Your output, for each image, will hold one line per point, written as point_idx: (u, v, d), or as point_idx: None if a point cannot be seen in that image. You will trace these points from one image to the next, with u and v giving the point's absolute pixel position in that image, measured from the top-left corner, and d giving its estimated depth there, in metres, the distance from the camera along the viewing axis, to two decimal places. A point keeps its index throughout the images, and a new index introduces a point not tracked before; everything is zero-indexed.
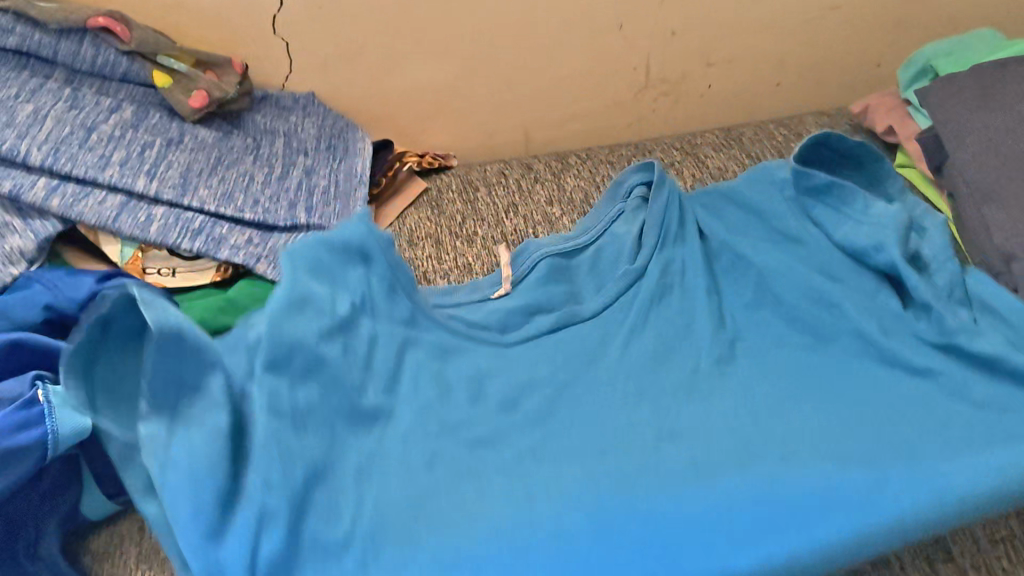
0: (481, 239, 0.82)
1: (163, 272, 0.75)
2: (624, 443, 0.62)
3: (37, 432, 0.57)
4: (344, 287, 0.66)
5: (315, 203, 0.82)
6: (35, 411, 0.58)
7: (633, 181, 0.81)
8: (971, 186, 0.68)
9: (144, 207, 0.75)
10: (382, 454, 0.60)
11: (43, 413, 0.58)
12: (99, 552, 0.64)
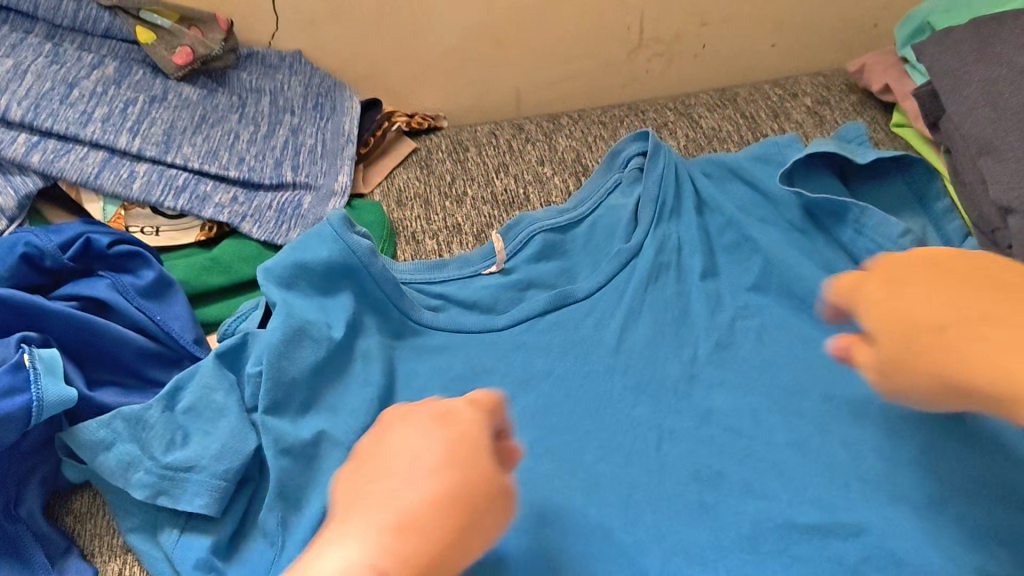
0: (471, 199, 0.81)
1: (146, 231, 0.74)
2: (624, 448, 0.64)
3: (22, 398, 0.56)
4: (333, 312, 0.66)
5: (302, 161, 0.80)
6: (19, 376, 0.57)
7: (630, 151, 0.79)
8: (967, 138, 0.66)
9: (126, 164, 0.74)
10: None
11: (29, 379, 0.57)
12: (80, 512, 0.63)
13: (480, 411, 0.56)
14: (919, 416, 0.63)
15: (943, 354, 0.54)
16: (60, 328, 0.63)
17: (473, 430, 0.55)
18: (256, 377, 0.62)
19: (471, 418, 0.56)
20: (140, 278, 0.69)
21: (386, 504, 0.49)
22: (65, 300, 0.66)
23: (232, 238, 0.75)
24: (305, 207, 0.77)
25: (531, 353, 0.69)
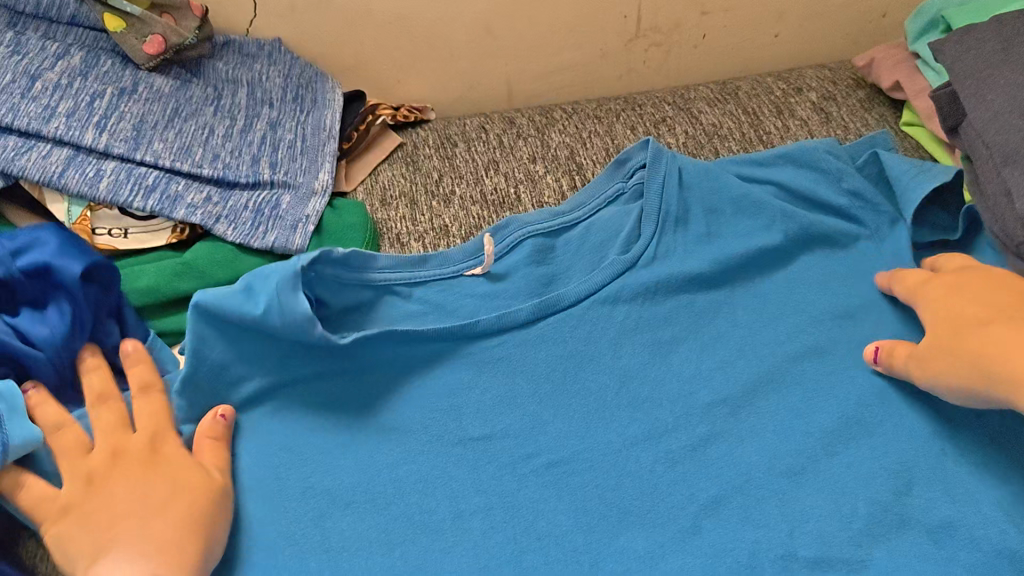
0: (460, 198, 0.77)
1: (114, 234, 0.70)
2: (611, 466, 0.61)
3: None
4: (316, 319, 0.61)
5: (281, 157, 0.76)
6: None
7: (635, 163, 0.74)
8: (991, 145, 0.62)
9: (92, 162, 0.70)
10: (377, 477, 0.60)
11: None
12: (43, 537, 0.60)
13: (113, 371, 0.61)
14: (921, 436, 0.60)
15: (1002, 336, 0.52)
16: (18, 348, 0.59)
17: (109, 382, 0.60)
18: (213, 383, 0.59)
19: (145, 403, 0.59)
20: (58, 308, 0.60)
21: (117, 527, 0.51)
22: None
23: (205, 240, 0.71)
24: (283, 208, 0.72)
25: (520, 365, 0.66)
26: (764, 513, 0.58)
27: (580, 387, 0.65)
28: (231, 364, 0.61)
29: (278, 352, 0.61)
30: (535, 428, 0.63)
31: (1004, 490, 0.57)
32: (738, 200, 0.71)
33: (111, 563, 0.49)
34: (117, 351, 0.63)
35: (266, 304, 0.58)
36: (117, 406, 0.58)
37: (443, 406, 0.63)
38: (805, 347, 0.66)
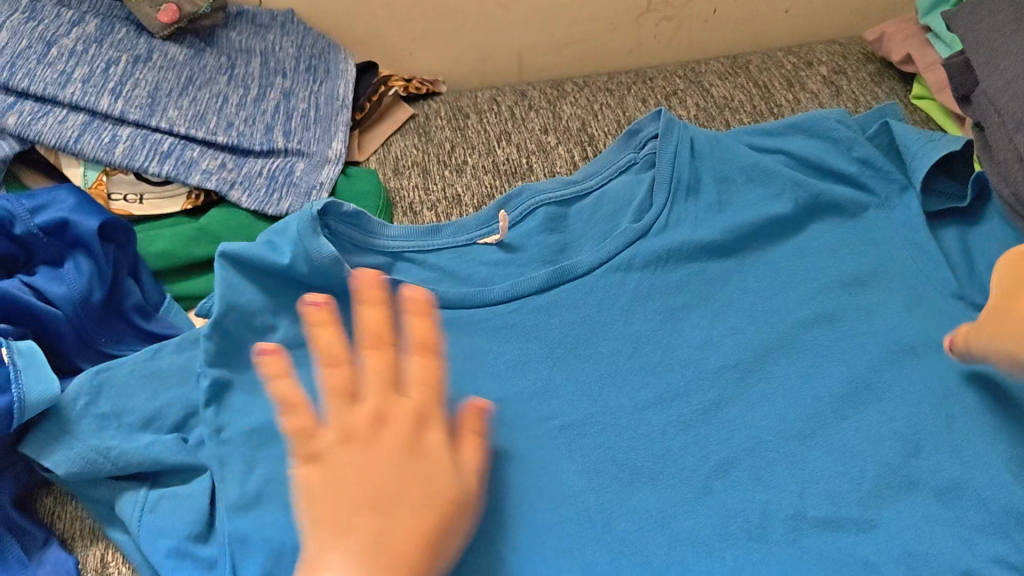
0: (471, 168, 0.77)
1: (129, 199, 0.70)
2: (623, 430, 0.62)
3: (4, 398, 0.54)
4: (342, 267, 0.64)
5: (294, 126, 0.76)
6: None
7: (648, 132, 0.75)
8: (1003, 112, 0.62)
9: (108, 128, 0.70)
10: None
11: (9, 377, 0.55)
12: (60, 495, 0.60)
13: (379, 305, 0.51)
14: (931, 398, 0.61)
15: None
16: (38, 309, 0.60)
17: (385, 321, 0.50)
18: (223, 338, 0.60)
19: (376, 314, 0.51)
20: (75, 263, 0.62)
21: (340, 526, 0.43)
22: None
23: (220, 206, 0.72)
24: (297, 175, 0.73)
25: (533, 331, 0.66)
26: (775, 474, 0.59)
27: (588, 353, 0.65)
28: (259, 312, 0.62)
29: (307, 303, 0.64)
30: (547, 393, 0.64)
31: (1014, 450, 0.58)
32: (749, 170, 0.72)
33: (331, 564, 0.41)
34: (135, 311, 0.64)
35: (291, 253, 0.61)
36: (385, 356, 0.49)
37: (457, 369, 0.65)
38: (816, 314, 0.66)
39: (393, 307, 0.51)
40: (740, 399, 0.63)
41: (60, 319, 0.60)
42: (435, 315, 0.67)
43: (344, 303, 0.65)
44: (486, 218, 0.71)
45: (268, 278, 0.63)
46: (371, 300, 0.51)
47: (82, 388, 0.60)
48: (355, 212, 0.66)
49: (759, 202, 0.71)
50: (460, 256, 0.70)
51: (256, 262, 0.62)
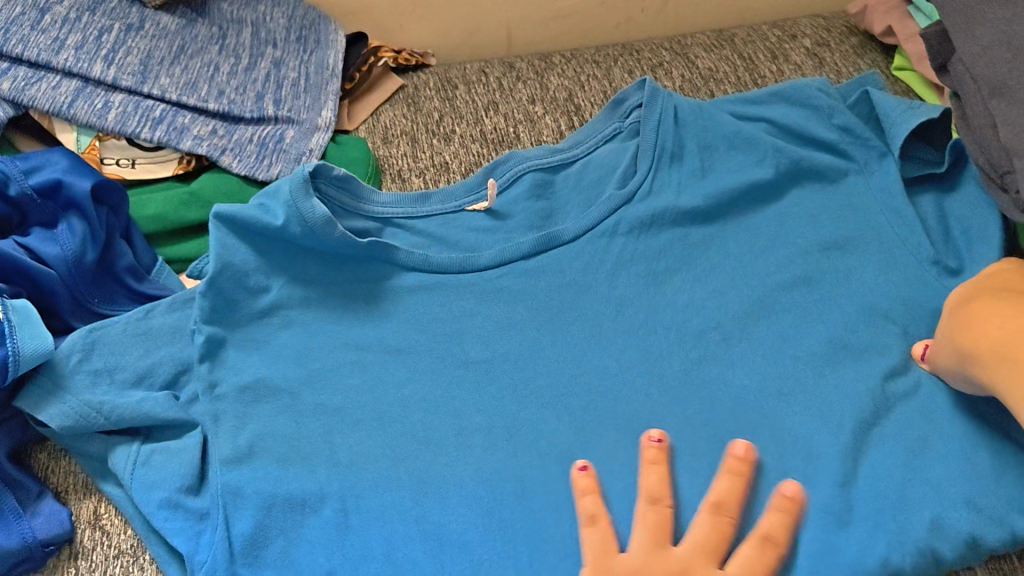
0: (460, 137, 0.79)
1: (122, 164, 0.71)
2: (607, 390, 0.63)
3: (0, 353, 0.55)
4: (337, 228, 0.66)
5: (284, 94, 0.77)
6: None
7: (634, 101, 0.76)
8: (979, 79, 0.64)
9: (101, 94, 0.71)
10: (378, 398, 0.63)
11: (4, 332, 0.56)
12: (54, 451, 0.62)
13: (736, 477, 0.57)
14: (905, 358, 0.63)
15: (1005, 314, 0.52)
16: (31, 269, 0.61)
17: (665, 482, 0.57)
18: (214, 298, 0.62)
19: (728, 486, 0.56)
20: (69, 224, 0.63)
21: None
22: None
23: (211, 172, 0.73)
24: (287, 141, 0.74)
25: (520, 293, 0.68)
26: (754, 432, 0.60)
27: (573, 316, 0.67)
28: (251, 273, 0.64)
29: (298, 264, 0.66)
30: (533, 354, 0.65)
31: (982, 408, 0.60)
32: (731, 139, 0.73)
33: None
34: (127, 271, 0.65)
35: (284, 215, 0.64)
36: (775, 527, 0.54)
37: (446, 331, 0.66)
38: (796, 278, 0.67)
39: (727, 471, 0.57)
40: (721, 360, 0.64)
41: (53, 279, 0.61)
42: (424, 278, 0.68)
43: (334, 266, 0.67)
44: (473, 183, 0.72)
45: (262, 240, 0.65)
46: (727, 470, 0.57)
47: (73, 346, 0.61)
48: (344, 177, 0.67)
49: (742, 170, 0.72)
50: (449, 221, 0.71)
51: (252, 224, 0.64)
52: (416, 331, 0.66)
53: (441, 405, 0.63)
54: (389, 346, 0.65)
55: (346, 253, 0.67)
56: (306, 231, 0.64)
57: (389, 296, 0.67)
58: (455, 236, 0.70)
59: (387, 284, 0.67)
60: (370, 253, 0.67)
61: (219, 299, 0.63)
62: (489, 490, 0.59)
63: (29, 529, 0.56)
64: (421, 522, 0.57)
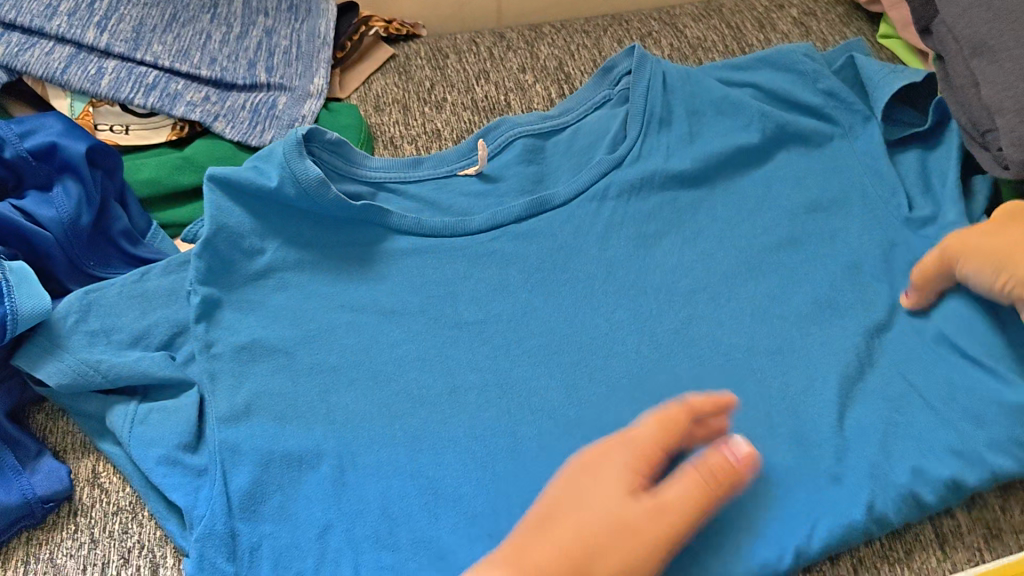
0: (451, 104, 0.79)
1: (115, 130, 0.71)
2: (598, 349, 0.64)
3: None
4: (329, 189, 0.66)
5: (276, 62, 0.77)
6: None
7: (623, 69, 0.76)
8: (961, 40, 0.65)
9: (94, 61, 0.72)
10: (372, 358, 0.64)
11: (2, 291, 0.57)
12: (52, 411, 0.62)
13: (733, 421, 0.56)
14: (891, 317, 0.64)
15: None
16: (27, 230, 0.62)
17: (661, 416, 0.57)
18: (211, 258, 0.63)
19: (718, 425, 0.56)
20: (64, 187, 0.64)
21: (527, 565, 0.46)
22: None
23: (204, 138, 0.73)
24: (280, 108, 0.74)
25: (512, 256, 0.69)
26: (743, 387, 0.61)
27: (565, 278, 0.68)
28: (246, 235, 0.65)
29: (293, 228, 0.67)
30: (525, 315, 0.66)
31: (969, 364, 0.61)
32: (717, 104, 0.74)
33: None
34: (123, 234, 0.66)
35: (279, 176, 0.65)
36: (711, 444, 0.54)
37: (440, 292, 0.67)
38: (783, 240, 0.69)
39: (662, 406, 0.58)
40: (711, 318, 0.65)
41: (49, 240, 0.62)
42: (417, 241, 0.69)
43: (330, 230, 0.67)
44: (464, 148, 0.73)
45: (256, 202, 0.66)
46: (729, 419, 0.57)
47: (71, 306, 0.61)
48: (338, 141, 0.68)
49: (730, 135, 0.73)
50: (443, 186, 0.72)
51: (246, 186, 0.65)
52: (411, 293, 0.67)
53: (435, 364, 0.64)
54: (384, 307, 0.66)
55: (342, 218, 0.67)
56: (301, 192, 0.65)
57: (383, 261, 0.68)
58: (449, 200, 0.71)
59: (381, 248, 0.68)
60: (365, 217, 0.68)
61: (217, 260, 0.64)
62: (484, 446, 0.60)
63: (28, 485, 0.57)
64: (416, 477, 0.59)
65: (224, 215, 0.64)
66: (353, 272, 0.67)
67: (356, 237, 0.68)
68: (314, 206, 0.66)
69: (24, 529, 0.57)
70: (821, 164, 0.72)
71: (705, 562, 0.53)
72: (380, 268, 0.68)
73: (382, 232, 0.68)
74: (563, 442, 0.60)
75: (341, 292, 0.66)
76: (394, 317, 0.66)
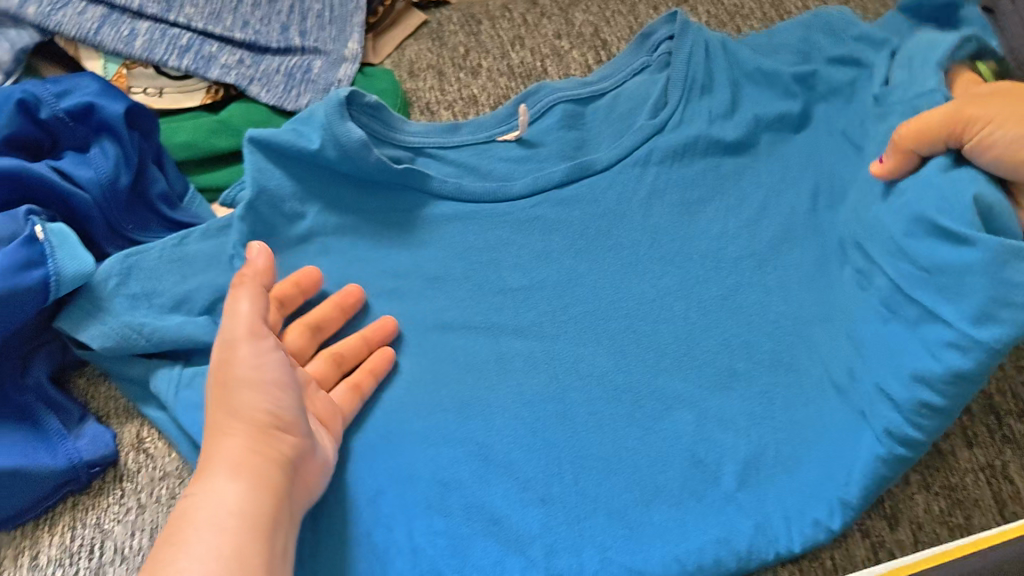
0: (487, 70, 0.78)
1: (149, 93, 0.70)
2: (644, 316, 0.63)
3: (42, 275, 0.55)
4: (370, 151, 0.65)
5: (310, 26, 0.75)
6: (34, 248, 0.56)
7: (662, 35, 0.75)
8: None
9: (127, 21, 0.70)
10: (416, 324, 0.63)
11: (44, 254, 0.56)
12: (93, 376, 0.62)
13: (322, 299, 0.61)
14: None
15: None
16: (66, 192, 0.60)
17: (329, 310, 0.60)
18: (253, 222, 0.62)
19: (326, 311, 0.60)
20: (101, 148, 0.63)
21: (239, 469, 0.47)
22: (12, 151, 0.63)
23: (239, 101, 0.72)
24: (315, 72, 0.73)
25: (554, 222, 0.68)
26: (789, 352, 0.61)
27: (608, 245, 0.67)
28: (288, 198, 0.64)
29: (335, 192, 0.65)
30: (570, 281, 0.65)
31: None
32: (755, 71, 0.73)
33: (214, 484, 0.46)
34: (162, 197, 0.65)
35: (320, 139, 0.63)
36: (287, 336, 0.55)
37: (483, 259, 0.66)
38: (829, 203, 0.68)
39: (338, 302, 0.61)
40: (758, 285, 0.64)
41: (87, 202, 0.61)
42: (458, 207, 0.68)
43: (371, 194, 0.66)
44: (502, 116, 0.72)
45: (297, 166, 0.64)
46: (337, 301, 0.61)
47: (111, 267, 0.60)
48: (377, 103, 0.67)
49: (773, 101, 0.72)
50: (485, 151, 0.71)
51: (286, 148, 0.64)
52: (453, 259, 0.66)
53: (481, 331, 0.63)
54: (426, 273, 0.65)
55: (383, 182, 0.66)
56: (342, 154, 0.64)
57: (425, 226, 0.67)
58: (490, 165, 0.70)
59: (423, 213, 0.67)
60: (407, 182, 0.66)
61: (258, 223, 0.63)
62: (532, 412, 0.59)
63: (74, 450, 0.57)
64: (465, 443, 0.58)
65: (265, 178, 0.63)
66: (395, 236, 0.66)
67: (397, 201, 0.67)
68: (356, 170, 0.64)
69: (70, 494, 0.57)
70: None
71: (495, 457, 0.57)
72: (421, 233, 0.66)
73: (424, 196, 0.67)
74: (614, 410, 0.59)
75: (385, 257, 0.65)
76: (437, 283, 0.65)
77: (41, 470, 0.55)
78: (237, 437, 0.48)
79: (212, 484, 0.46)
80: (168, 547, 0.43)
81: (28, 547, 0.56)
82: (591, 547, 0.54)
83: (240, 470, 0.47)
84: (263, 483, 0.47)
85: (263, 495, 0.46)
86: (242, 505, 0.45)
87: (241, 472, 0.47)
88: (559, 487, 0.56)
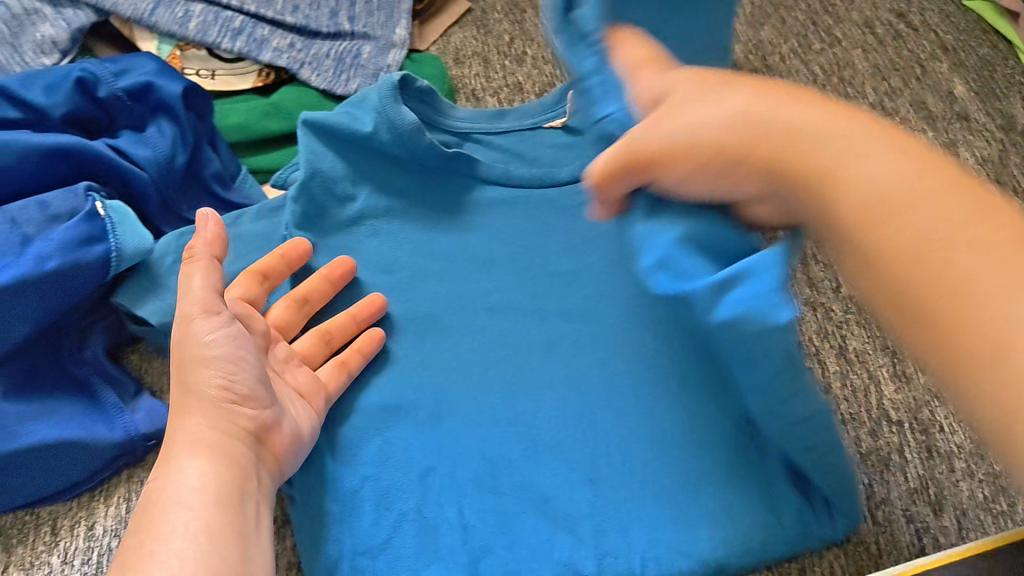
0: (531, 57, 0.79)
1: (202, 74, 0.71)
2: None
3: (103, 250, 0.56)
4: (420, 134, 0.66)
5: (359, 11, 0.76)
6: (96, 225, 0.57)
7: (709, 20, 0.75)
8: None
9: (181, 3, 0.71)
10: (465, 306, 0.63)
11: (105, 229, 0.58)
12: (145, 352, 0.62)
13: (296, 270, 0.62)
14: None
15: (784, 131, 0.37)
16: (124, 170, 0.62)
17: (315, 281, 0.62)
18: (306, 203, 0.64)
19: (313, 284, 0.62)
20: (159, 127, 0.64)
21: (198, 446, 0.48)
22: (70, 129, 0.64)
23: (290, 85, 0.73)
24: (365, 57, 0.73)
25: None
26: None
27: None
28: (340, 179, 0.65)
29: (386, 175, 0.67)
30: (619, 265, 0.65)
31: None
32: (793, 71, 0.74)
33: (182, 462, 0.47)
34: (216, 177, 0.66)
35: (374, 121, 0.64)
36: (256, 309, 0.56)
37: (530, 243, 0.66)
38: None
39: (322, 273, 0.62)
40: None
41: (145, 180, 0.62)
42: (506, 191, 0.68)
43: (422, 179, 0.67)
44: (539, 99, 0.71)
45: (350, 150, 0.66)
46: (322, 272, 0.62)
47: (167, 247, 0.61)
48: (427, 87, 0.68)
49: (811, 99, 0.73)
50: (532, 137, 0.72)
51: (339, 130, 0.65)
52: (500, 244, 0.66)
53: (529, 314, 0.63)
54: (474, 256, 0.66)
55: (433, 167, 0.67)
56: (395, 134, 0.64)
57: (473, 211, 0.67)
58: (539, 152, 0.71)
59: (472, 197, 0.68)
60: (457, 167, 0.67)
61: (311, 204, 0.64)
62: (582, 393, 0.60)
63: (132, 422, 0.57)
64: (515, 423, 0.58)
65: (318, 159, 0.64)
66: (444, 220, 0.67)
67: (447, 186, 0.67)
68: (404, 150, 0.65)
69: (126, 466, 0.58)
70: (910, 120, 0.72)
71: (493, 438, 0.58)
72: (469, 217, 0.67)
73: (473, 181, 0.68)
74: None
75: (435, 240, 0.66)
76: (484, 267, 0.65)
77: (98, 442, 0.56)
78: (199, 418, 0.49)
79: (177, 463, 0.47)
80: (140, 532, 0.44)
81: (84, 518, 0.56)
82: (640, 527, 0.54)
83: (199, 447, 0.48)
84: (230, 462, 0.48)
85: (229, 472, 0.47)
86: (206, 483, 0.46)
87: (202, 449, 0.48)
88: (610, 468, 0.56)
